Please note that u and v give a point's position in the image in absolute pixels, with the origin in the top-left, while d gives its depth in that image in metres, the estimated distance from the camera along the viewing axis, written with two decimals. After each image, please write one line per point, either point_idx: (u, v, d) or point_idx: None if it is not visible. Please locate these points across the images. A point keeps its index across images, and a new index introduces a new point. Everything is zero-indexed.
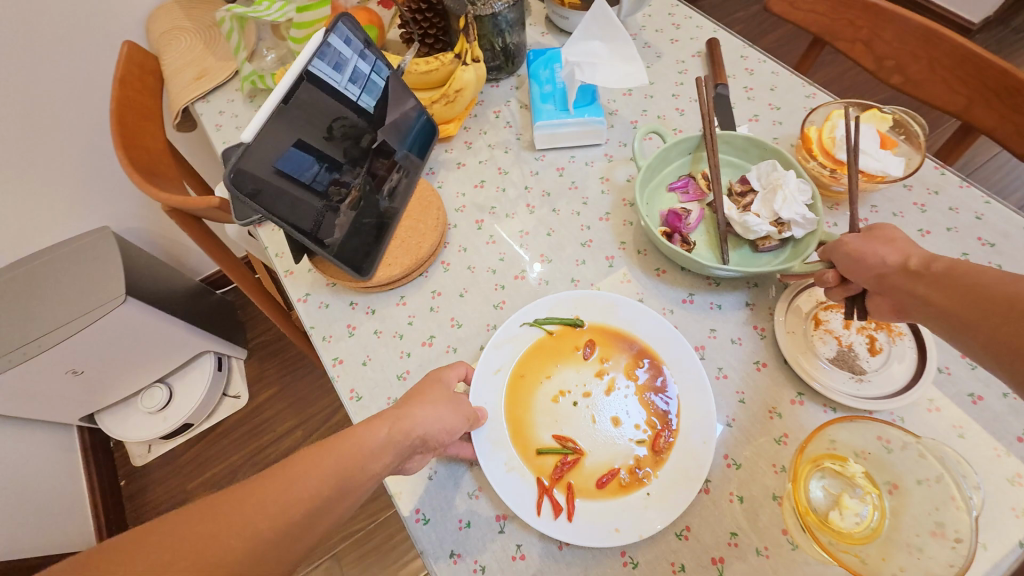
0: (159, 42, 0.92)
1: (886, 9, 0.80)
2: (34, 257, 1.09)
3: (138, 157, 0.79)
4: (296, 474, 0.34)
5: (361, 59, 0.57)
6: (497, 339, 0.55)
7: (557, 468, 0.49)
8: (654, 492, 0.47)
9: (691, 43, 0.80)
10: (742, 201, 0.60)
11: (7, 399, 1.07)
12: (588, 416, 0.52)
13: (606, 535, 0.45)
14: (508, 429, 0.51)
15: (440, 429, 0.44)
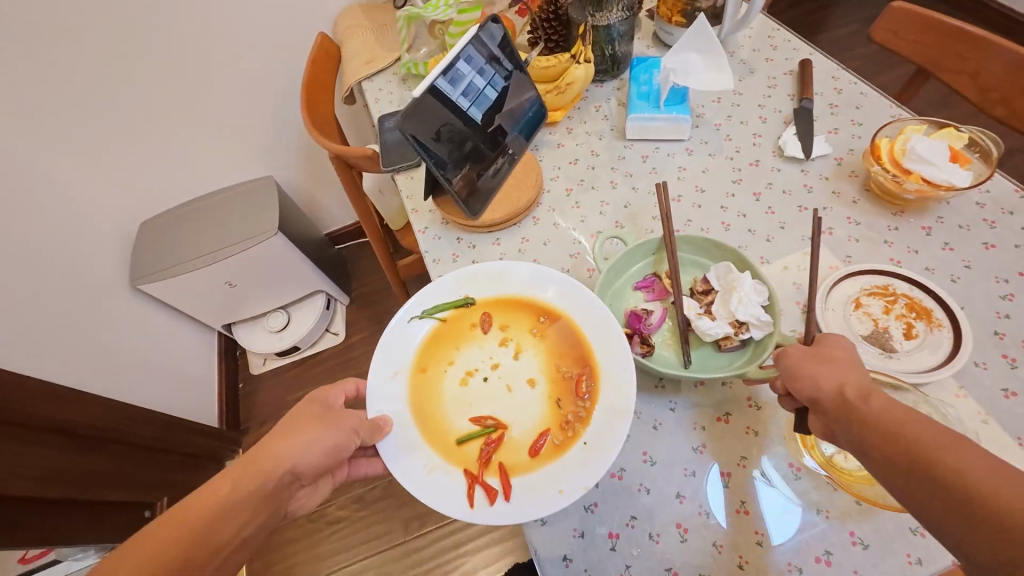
0: (343, 35, 1.19)
1: (995, 43, 0.82)
2: (225, 195, 1.45)
3: (316, 117, 1.05)
4: (236, 482, 0.48)
5: (478, 76, 0.69)
6: (385, 348, 0.63)
7: (482, 448, 0.57)
8: (591, 439, 0.55)
9: (785, 62, 0.88)
10: (704, 300, 0.64)
11: (183, 294, 1.39)
12: (501, 385, 0.62)
13: (554, 496, 0.52)
14: (420, 423, 0.59)
15: (334, 434, 0.54)
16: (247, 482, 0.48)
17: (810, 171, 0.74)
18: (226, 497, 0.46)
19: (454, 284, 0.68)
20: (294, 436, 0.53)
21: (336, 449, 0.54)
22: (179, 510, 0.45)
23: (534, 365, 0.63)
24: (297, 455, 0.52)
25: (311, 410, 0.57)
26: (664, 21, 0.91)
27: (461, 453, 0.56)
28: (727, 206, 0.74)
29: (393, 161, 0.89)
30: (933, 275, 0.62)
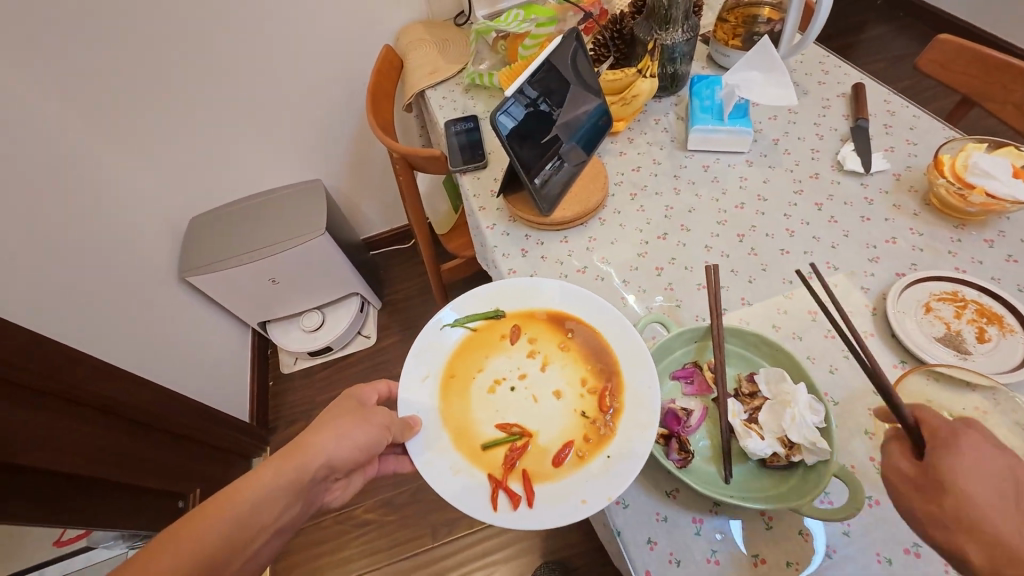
0: (406, 48, 1.25)
1: None
2: (275, 196, 1.50)
3: (379, 121, 1.10)
4: (261, 481, 0.47)
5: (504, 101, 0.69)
6: (414, 352, 0.61)
7: (506, 456, 0.55)
8: (615, 453, 0.54)
9: (838, 85, 0.92)
10: (750, 404, 0.57)
11: (226, 287, 1.41)
12: (526, 396, 0.60)
13: (575, 507, 0.51)
14: (445, 428, 0.57)
15: (357, 439, 0.53)
16: (288, 474, 0.48)
17: (870, 184, 0.78)
18: (262, 490, 0.46)
19: (485, 294, 0.66)
20: (331, 429, 0.53)
21: (369, 448, 0.53)
22: (224, 492, 0.45)
23: (561, 377, 0.61)
24: (334, 450, 0.51)
25: (347, 405, 0.57)
26: (720, 44, 0.95)
27: (485, 459, 0.55)
28: (789, 214, 0.77)
29: (460, 161, 0.93)
30: (999, 283, 0.65)
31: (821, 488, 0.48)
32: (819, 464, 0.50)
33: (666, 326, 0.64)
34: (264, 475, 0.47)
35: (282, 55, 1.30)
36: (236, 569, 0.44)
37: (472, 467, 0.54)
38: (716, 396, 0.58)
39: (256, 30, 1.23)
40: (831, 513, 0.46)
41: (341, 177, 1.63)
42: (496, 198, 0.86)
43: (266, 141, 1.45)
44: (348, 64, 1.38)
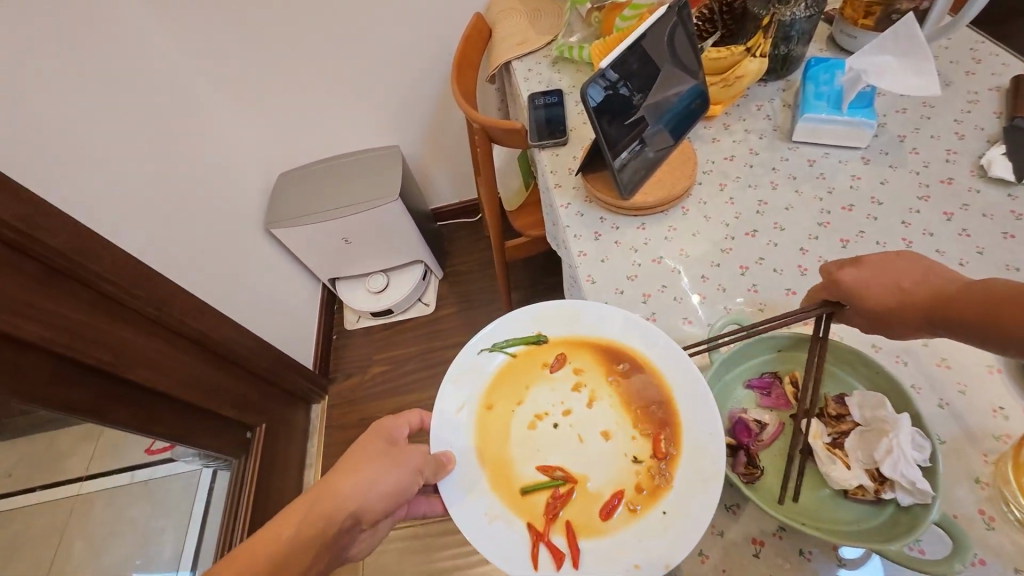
0: (497, 17, 1.23)
1: None
2: (356, 158, 1.56)
3: (462, 90, 1.10)
4: (285, 531, 0.49)
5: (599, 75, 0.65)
6: (449, 380, 0.58)
7: (550, 502, 0.52)
8: (670, 509, 0.49)
9: (991, 77, 0.78)
10: (837, 427, 0.50)
11: (304, 242, 1.50)
12: (571, 433, 0.56)
13: (627, 572, 0.47)
14: (482, 465, 0.54)
15: (382, 487, 0.53)
16: (313, 524, 0.49)
17: (1019, 197, 0.66)
18: (287, 541, 0.48)
19: (524, 319, 0.62)
20: (359, 474, 0.53)
21: (398, 494, 0.53)
22: (255, 540, 0.49)
23: (610, 416, 0.57)
24: (359, 500, 0.51)
25: (374, 445, 0.56)
26: (847, 23, 0.85)
27: (528, 505, 0.51)
28: (909, 224, 0.67)
29: (540, 136, 0.90)
30: None
31: (915, 533, 0.42)
32: (915, 507, 0.44)
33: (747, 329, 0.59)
34: (288, 526, 0.49)
35: (378, 20, 1.32)
36: None
37: (513, 513, 0.51)
38: (796, 412, 0.53)
39: None
40: (925, 565, 0.40)
41: (418, 146, 1.66)
42: (573, 177, 0.83)
43: (353, 104, 1.50)
44: (437, 31, 1.38)
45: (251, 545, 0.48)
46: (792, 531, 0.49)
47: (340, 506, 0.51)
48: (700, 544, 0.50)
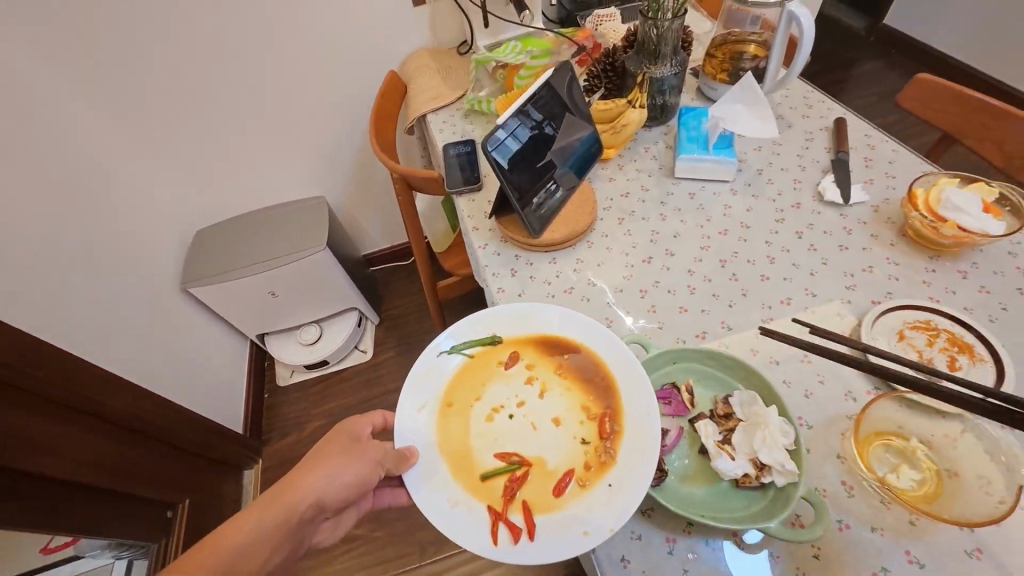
0: (411, 74, 1.31)
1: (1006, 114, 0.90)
2: (279, 211, 1.53)
3: (381, 143, 1.15)
4: (248, 521, 0.50)
5: (505, 127, 0.74)
6: (411, 381, 0.62)
7: (507, 486, 0.55)
8: (617, 481, 0.54)
9: (821, 120, 0.96)
10: (725, 425, 0.58)
11: (227, 299, 1.44)
12: (525, 422, 0.60)
13: (578, 538, 0.51)
14: (443, 457, 0.57)
15: (343, 481, 0.55)
16: (275, 517, 0.51)
17: (849, 216, 0.80)
18: (250, 530, 0.49)
19: (479, 321, 0.67)
20: (321, 468, 0.55)
21: (358, 487, 0.55)
22: (216, 532, 0.49)
23: (560, 404, 0.62)
24: (320, 493, 0.53)
25: (335, 442, 0.58)
26: (709, 78, 1.00)
27: (485, 490, 0.55)
28: (770, 242, 0.79)
29: (457, 183, 0.97)
30: (972, 313, 0.67)
31: (788, 509, 0.49)
32: (788, 486, 0.51)
33: (647, 347, 0.66)
34: (251, 518, 0.50)
35: (295, 78, 1.35)
36: None
37: (473, 499, 0.54)
38: (693, 417, 0.60)
39: (271, 51, 1.29)
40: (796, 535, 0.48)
41: (344, 195, 1.68)
42: (489, 220, 0.90)
43: (274, 156, 1.50)
44: (356, 86, 1.43)
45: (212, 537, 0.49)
46: (698, 525, 0.54)
47: (303, 495, 0.53)
48: (621, 551, 0.54)
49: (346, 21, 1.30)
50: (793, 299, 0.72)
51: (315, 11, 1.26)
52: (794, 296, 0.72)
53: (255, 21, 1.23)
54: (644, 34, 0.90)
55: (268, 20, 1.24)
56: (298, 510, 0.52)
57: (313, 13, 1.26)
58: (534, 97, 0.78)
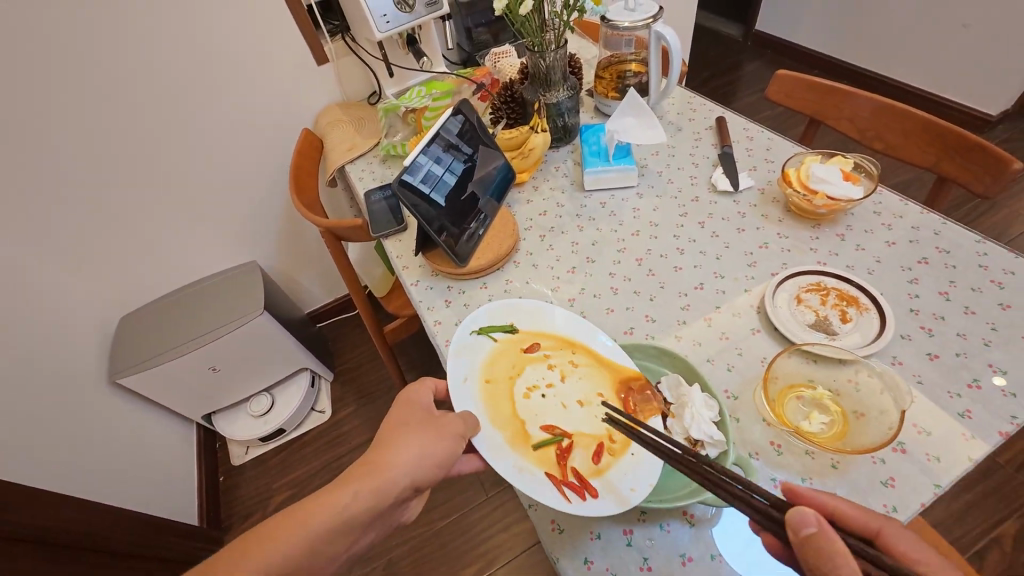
0: (325, 129, 1.34)
1: (852, 94, 1.04)
2: (211, 282, 1.47)
3: (303, 199, 1.15)
4: (344, 495, 0.51)
5: (436, 164, 0.79)
6: (451, 354, 0.64)
7: (558, 455, 0.57)
8: (637, 450, 0.58)
9: (705, 121, 1.06)
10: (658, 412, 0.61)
11: (163, 384, 1.35)
12: (563, 396, 0.63)
13: (626, 494, 0.54)
14: (494, 426, 0.59)
15: (426, 464, 0.53)
16: (366, 494, 0.51)
17: (741, 201, 0.89)
18: (347, 506, 0.50)
19: (506, 308, 0.70)
20: (411, 446, 0.54)
21: (447, 463, 0.55)
22: (314, 500, 0.51)
23: (592, 381, 0.64)
24: (412, 470, 0.53)
25: (415, 416, 0.58)
26: (603, 97, 1.09)
27: (539, 458, 0.57)
28: (680, 235, 0.86)
29: (382, 227, 0.98)
30: (854, 270, 0.75)
31: None
32: (720, 455, 0.56)
33: None
34: (348, 494, 0.51)
35: (206, 147, 1.33)
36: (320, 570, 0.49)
37: (529, 466, 0.56)
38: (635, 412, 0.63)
39: (177, 123, 1.26)
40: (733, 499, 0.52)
41: (277, 256, 1.64)
42: (418, 257, 0.91)
43: (197, 229, 1.43)
44: (273, 147, 1.42)
45: (311, 505, 0.50)
46: (651, 511, 0.57)
47: (395, 475, 0.52)
48: (584, 555, 0.55)
49: (252, 86, 1.31)
50: (705, 284, 0.78)
51: (220, 80, 1.26)
52: (707, 280, 0.79)
53: (156, 96, 1.21)
54: (534, 65, 0.98)
55: (170, 94, 1.22)
56: (390, 491, 0.52)
57: (217, 81, 1.26)
58: (459, 132, 0.84)
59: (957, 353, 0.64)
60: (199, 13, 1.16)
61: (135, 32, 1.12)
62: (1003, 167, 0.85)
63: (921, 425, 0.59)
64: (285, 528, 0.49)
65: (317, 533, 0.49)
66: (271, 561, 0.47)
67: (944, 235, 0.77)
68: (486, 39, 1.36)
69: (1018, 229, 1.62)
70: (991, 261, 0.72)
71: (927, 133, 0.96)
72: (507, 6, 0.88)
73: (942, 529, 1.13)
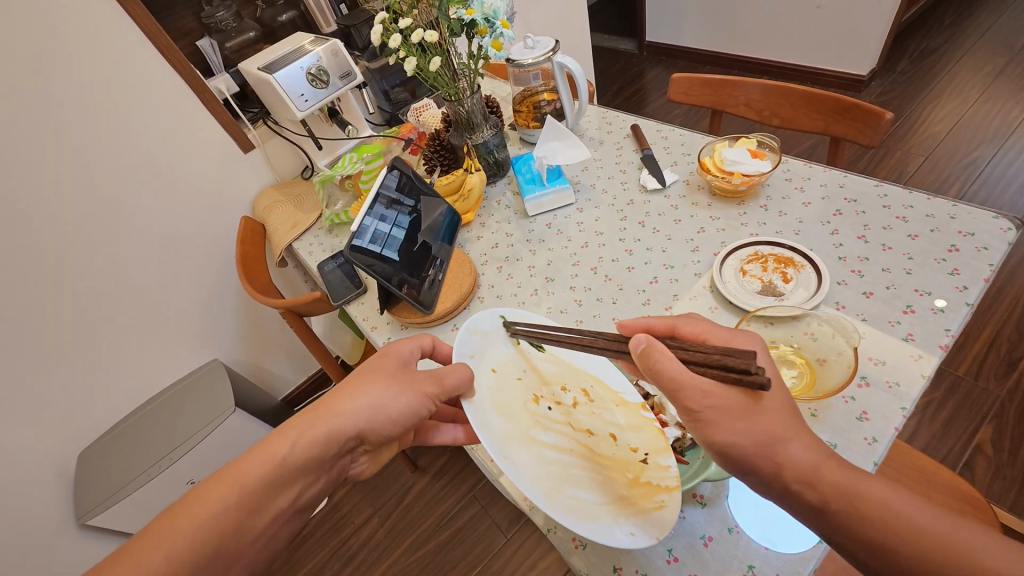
0: (264, 212, 1.34)
1: (734, 82, 1.18)
2: (175, 389, 1.38)
3: (255, 284, 1.13)
4: (290, 441, 0.51)
5: (381, 222, 0.80)
6: (468, 327, 0.61)
7: (560, 473, 0.54)
8: (647, 499, 0.53)
9: (621, 130, 1.15)
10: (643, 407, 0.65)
11: (138, 512, 1.24)
12: (571, 420, 0.60)
13: (625, 537, 0.50)
14: (496, 412, 0.56)
15: (377, 418, 0.53)
16: (313, 440, 0.51)
17: (671, 194, 0.96)
18: (293, 451, 0.51)
19: (536, 318, 0.68)
20: (363, 392, 0.53)
21: (403, 418, 0.54)
22: (262, 446, 0.51)
23: (613, 417, 0.62)
24: (358, 419, 0.53)
25: (386, 364, 0.57)
26: (525, 127, 1.17)
27: (532, 461, 0.53)
28: (625, 237, 0.92)
29: (342, 293, 0.98)
30: (783, 235, 0.82)
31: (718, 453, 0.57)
32: None
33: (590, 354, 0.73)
34: (293, 439, 0.51)
35: (144, 254, 1.29)
36: (264, 524, 0.49)
37: (524, 464, 0.52)
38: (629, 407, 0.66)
39: (107, 237, 1.22)
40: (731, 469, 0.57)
41: (240, 349, 1.58)
42: (384, 315, 0.92)
43: (149, 341, 1.36)
44: (213, 241, 1.40)
45: (254, 454, 0.50)
46: None
47: (343, 417, 0.52)
48: (612, 566, 0.55)
49: (181, 184, 1.29)
50: (659, 277, 0.83)
51: (147, 188, 1.24)
52: (658, 273, 0.84)
53: (80, 218, 1.17)
54: (454, 113, 1.03)
55: (97, 213, 1.19)
56: (338, 437, 0.52)
57: (143, 191, 1.24)
58: (398, 187, 0.84)
59: (886, 286, 0.71)
60: (113, 129, 1.15)
61: (46, 160, 1.09)
62: (877, 119, 0.96)
63: (875, 356, 0.64)
64: (231, 495, 0.49)
65: (257, 490, 0.49)
66: (210, 515, 0.47)
67: (849, 186, 0.86)
68: (404, 97, 1.44)
69: (913, 166, 1.81)
70: (891, 200, 0.81)
71: (812, 104, 1.08)
72: (417, 65, 0.94)
73: (931, 451, 1.20)
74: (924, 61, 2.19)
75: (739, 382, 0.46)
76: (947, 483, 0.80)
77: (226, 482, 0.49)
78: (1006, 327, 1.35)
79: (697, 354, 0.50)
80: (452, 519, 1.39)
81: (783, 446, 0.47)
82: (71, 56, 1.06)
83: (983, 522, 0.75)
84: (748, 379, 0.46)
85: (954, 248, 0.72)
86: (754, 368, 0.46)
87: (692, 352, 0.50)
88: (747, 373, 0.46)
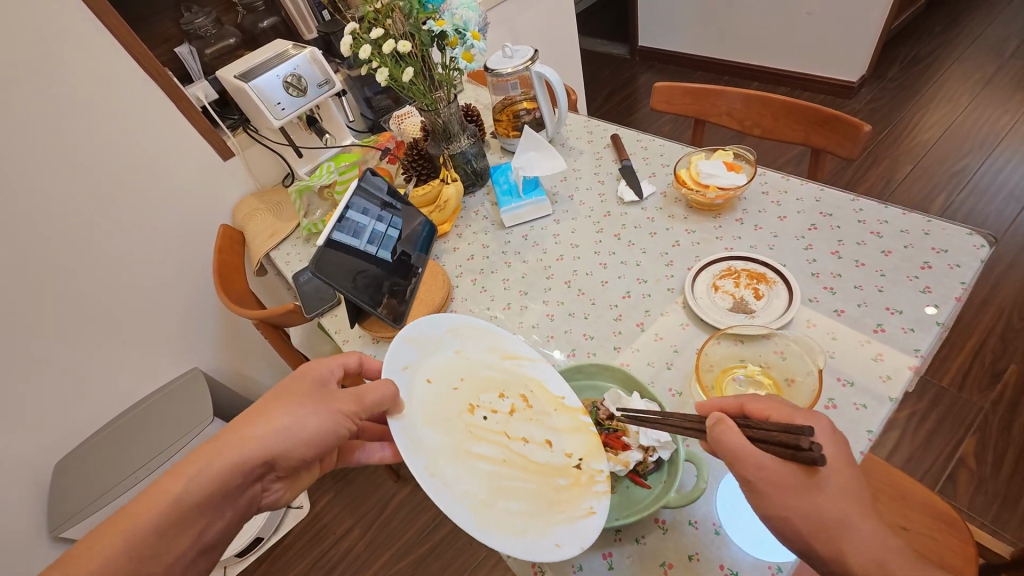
0: (243, 221, 1.33)
1: (716, 91, 1.17)
2: (153, 398, 1.36)
3: (231, 294, 1.12)
4: (197, 472, 0.49)
5: (379, 222, 0.84)
6: (402, 338, 0.61)
7: (491, 482, 0.55)
8: (576, 508, 0.54)
9: (602, 140, 1.14)
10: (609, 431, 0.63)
11: None
12: (510, 427, 0.61)
13: (549, 549, 0.50)
14: (427, 424, 0.57)
15: (293, 442, 0.52)
16: (221, 468, 0.49)
17: (648, 207, 0.95)
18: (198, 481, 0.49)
19: (474, 322, 0.67)
20: (277, 416, 0.52)
21: (321, 438, 0.53)
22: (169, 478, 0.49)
23: (554, 422, 0.62)
24: (277, 440, 0.51)
25: (305, 384, 0.56)
26: (505, 137, 1.15)
27: (460, 471, 0.55)
28: (599, 251, 0.91)
29: (315, 305, 0.97)
30: (757, 249, 0.81)
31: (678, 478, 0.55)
32: (673, 454, 0.59)
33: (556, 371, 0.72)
34: (199, 468, 0.49)
35: (122, 263, 1.27)
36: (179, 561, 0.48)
37: (449, 476, 0.54)
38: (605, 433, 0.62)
39: (83, 246, 1.20)
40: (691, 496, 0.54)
41: (221, 357, 1.57)
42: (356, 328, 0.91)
43: (126, 350, 1.35)
44: (192, 250, 1.38)
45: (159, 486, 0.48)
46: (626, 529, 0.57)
47: (255, 443, 0.51)
48: None
49: (159, 192, 1.28)
50: (632, 292, 0.82)
51: (124, 196, 1.22)
52: (632, 287, 0.83)
53: (56, 227, 1.15)
54: (432, 123, 1.02)
55: (73, 221, 1.17)
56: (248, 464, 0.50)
57: (121, 199, 1.22)
58: (388, 190, 0.88)
59: (857, 303, 0.70)
60: (90, 137, 1.14)
61: (21, 169, 1.07)
62: (856, 131, 0.96)
63: (845, 377, 0.63)
64: (172, 523, 0.47)
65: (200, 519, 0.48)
66: (139, 547, 0.46)
67: (825, 200, 0.85)
68: (386, 104, 1.43)
69: (901, 174, 1.80)
70: (867, 215, 0.80)
71: (792, 114, 1.07)
72: (390, 75, 0.93)
73: (912, 464, 1.19)
74: (914, 68, 2.19)
75: (795, 458, 0.46)
76: (923, 500, 0.79)
77: (129, 517, 0.47)
78: (991, 338, 1.34)
79: (759, 430, 0.49)
80: (433, 530, 1.38)
81: (782, 477, 0.46)
82: (46, 64, 1.05)
83: (957, 541, 0.75)
84: (803, 456, 0.45)
85: (927, 264, 0.71)
86: (806, 443, 0.45)
87: (756, 427, 0.50)
88: (800, 448, 0.45)
